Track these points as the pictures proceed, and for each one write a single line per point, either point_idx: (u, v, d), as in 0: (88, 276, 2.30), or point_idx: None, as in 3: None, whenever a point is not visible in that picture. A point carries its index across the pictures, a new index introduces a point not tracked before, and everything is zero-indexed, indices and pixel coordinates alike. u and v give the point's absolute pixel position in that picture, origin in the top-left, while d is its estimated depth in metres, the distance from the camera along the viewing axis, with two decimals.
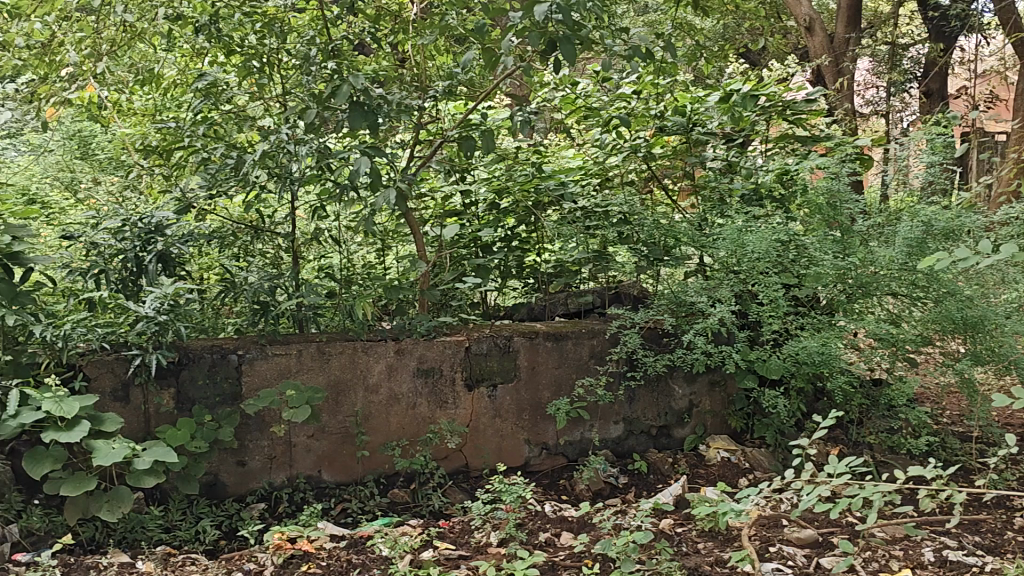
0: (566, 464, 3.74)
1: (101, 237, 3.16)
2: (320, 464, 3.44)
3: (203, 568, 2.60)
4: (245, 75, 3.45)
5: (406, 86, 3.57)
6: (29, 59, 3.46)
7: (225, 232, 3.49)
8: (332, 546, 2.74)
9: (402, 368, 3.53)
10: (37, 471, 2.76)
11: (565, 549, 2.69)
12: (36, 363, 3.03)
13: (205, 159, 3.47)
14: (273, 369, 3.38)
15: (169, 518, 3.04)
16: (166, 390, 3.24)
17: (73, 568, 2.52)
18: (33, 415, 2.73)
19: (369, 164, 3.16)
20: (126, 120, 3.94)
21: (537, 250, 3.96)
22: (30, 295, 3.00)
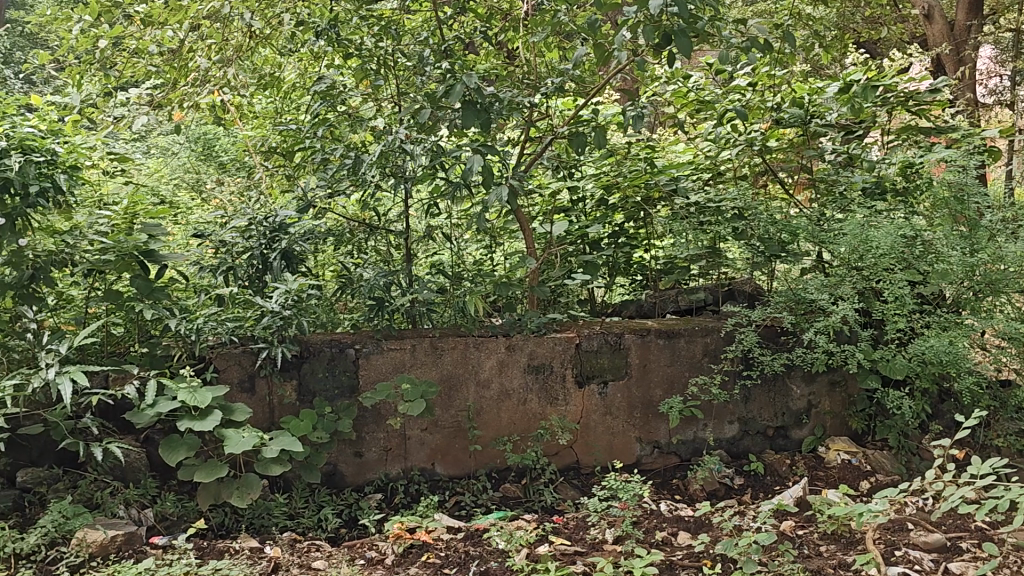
0: (679, 463, 3.70)
1: (230, 236, 3.34)
2: (433, 457, 3.51)
3: (328, 554, 2.68)
4: (362, 78, 3.54)
5: (518, 83, 3.56)
6: (162, 65, 3.69)
7: (342, 230, 3.57)
8: (450, 537, 2.79)
9: (513, 364, 3.55)
10: (173, 458, 2.89)
11: (683, 549, 2.66)
12: (170, 356, 3.21)
13: (324, 160, 3.54)
14: (389, 363, 3.46)
15: (292, 506, 3.14)
16: (288, 383, 3.35)
17: (206, 552, 2.63)
18: (170, 405, 2.88)
19: (482, 162, 3.19)
20: (248, 123, 4.09)
21: (645, 246, 3.94)
22: (166, 290, 3.15)
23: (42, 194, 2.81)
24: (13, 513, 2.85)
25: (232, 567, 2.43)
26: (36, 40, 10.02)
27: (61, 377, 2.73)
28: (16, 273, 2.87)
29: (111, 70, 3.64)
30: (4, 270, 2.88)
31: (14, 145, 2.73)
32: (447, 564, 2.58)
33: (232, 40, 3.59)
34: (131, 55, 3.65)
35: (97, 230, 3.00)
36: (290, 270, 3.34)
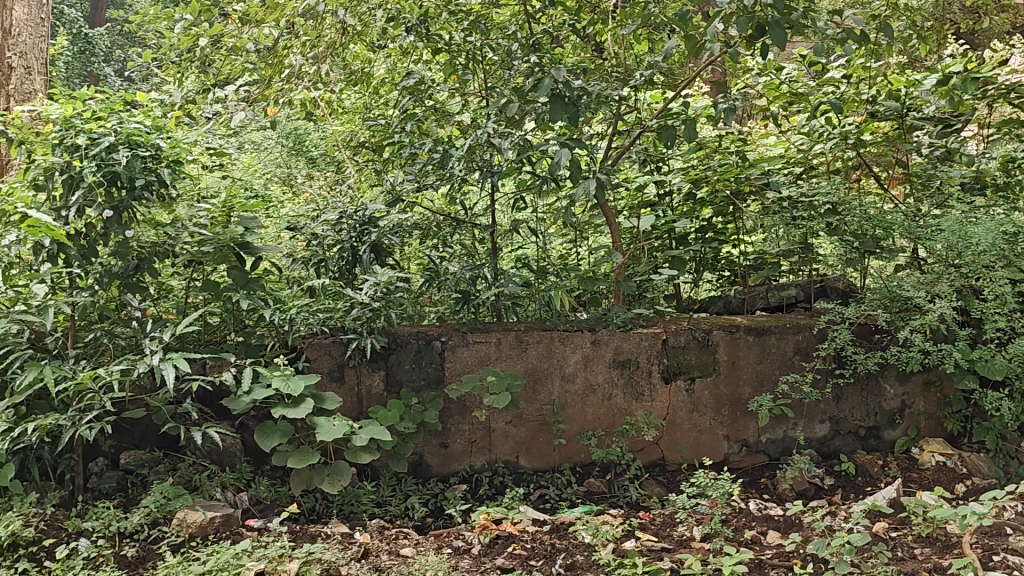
0: (768, 462, 3.65)
1: (322, 229, 3.43)
2: (518, 450, 3.53)
3: (416, 542, 2.74)
4: (449, 73, 3.58)
5: (607, 76, 3.59)
6: (258, 62, 3.76)
7: (429, 224, 3.60)
8: (535, 529, 2.81)
9: (599, 359, 3.55)
10: (268, 443, 2.99)
11: (772, 549, 2.62)
12: (264, 345, 3.31)
13: (413, 154, 3.61)
14: (475, 356, 3.50)
15: (380, 494, 3.21)
16: (376, 373, 3.43)
17: (299, 535, 2.71)
18: (264, 392, 2.97)
19: (570, 156, 3.17)
20: (338, 118, 4.16)
21: (734, 242, 3.91)
22: (260, 281, 3.26)
23: (148, 187, 2.92)
24: (117, 493, 2.98)
25: (325, 551, 2.49)
26: (133, 38, 10.42)
27: (164, 363, 2.84)
28: (121, 263, 3.00)
29: (210, 67, 3.75)
30: (111, 260, 3.01)
31: (121, 140, 2.85)
32: (534, 556, 2.60)
33: (325, 36, 3.65)
34: (229, 53, 3.76)
35: (197, 222, 3.12)
36: (378, 262, 3.39)
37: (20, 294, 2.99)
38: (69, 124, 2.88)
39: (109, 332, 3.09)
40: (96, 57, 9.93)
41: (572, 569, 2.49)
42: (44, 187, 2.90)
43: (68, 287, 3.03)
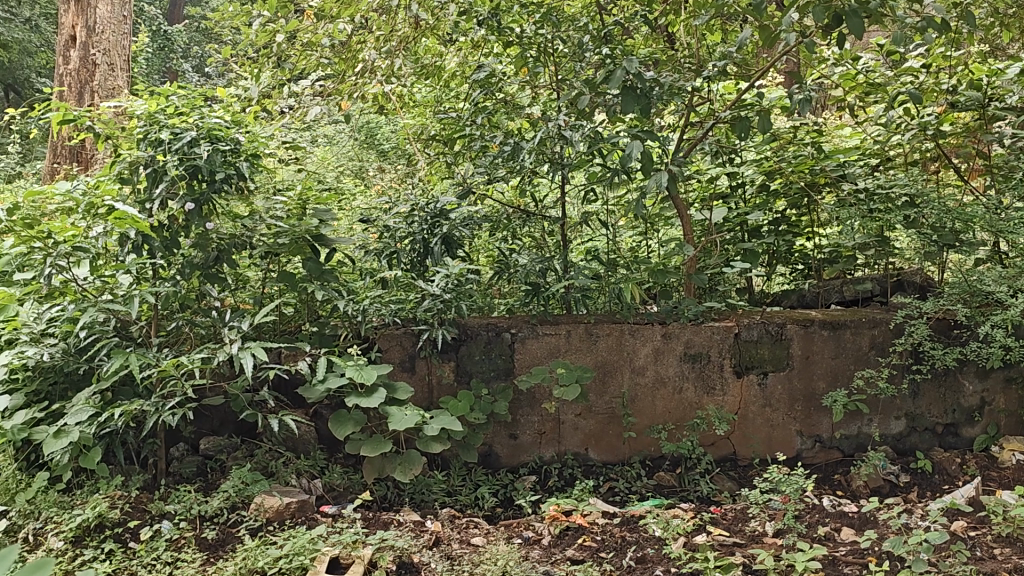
0: (842, 458, 3.59)
1: (393, 222, 3.44)
2: (587, 442, 3.54)
3: (487, 531, 2.77)
4: (521, 65, 3.54)
5: (679, 68, 3.47)
6: (332, 58, 3.82)
7: (499, 217, 3.60)
8: (605, 522, 2.82)
9: (669, 352, 3.52)
10: (341, 432, 3.07)
11: (846, 546, 2.59)
12: (337, 335, 3.39)
13: (483, 147, 3.64)
14: (545, 348, 3.51)
15: (451, 484, 3.25)
16: (446, 364, 3.47)
17: (372, 522, 2.76)
18: (338, 381, 3.02)
19: (642, 149, 3.15)
20: (410, 112, 4.21)
21: (807, 235, 3.83)
22: (333, 273, 3.31)
23: (228, 180, 2.99)
24: (198, 477, 3.08)
25: (398, 538, 2.53)
26: (211, 35, 10.72)
27: (243, 352, 2.93)
28: (202, 255, 3.08)
29: (286, 63, 3.82)
30: (192, 251, 3.09)
31: (203, 135, 2.93)
32: (604, 548, 2.60)
33: (399, 31, 3.73)
34: (305, 48, 3.83)
35: (274, 215, 3.19)
36: (450, 254, 3.41)
37: (106, 284, 3.09)
38: (153, 119, 2.97)
39: (190, 322, 3.18)
40: (175, 52, 10.20)
41: (642, 562, 2.49)
42: (128, 180, 2.99)
43: (152, 277, 3.13)
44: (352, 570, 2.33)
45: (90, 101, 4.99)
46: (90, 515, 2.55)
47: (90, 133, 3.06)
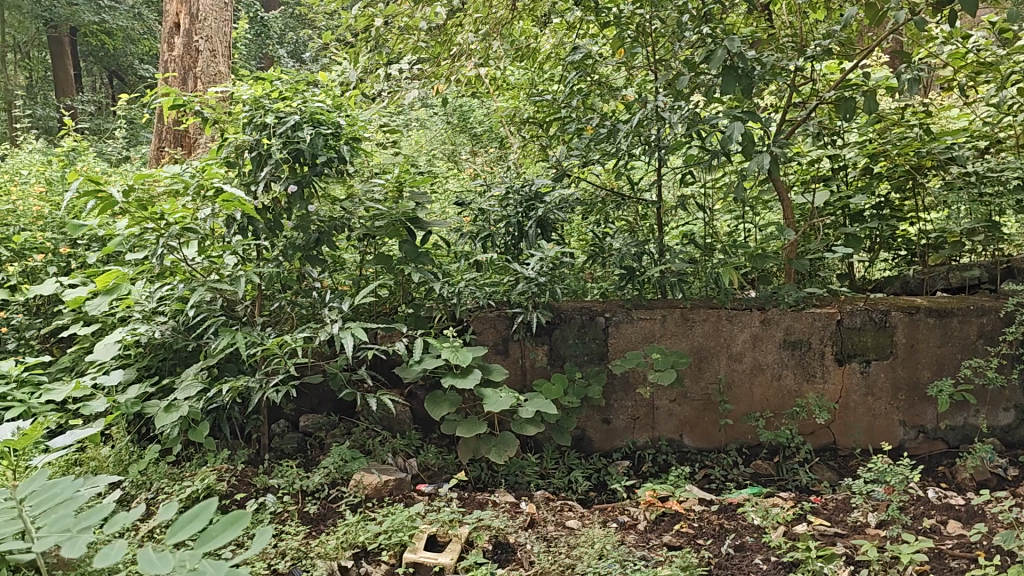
0: (946, 450, 3.49)
1: (489, 205, 3.45)
2: (682, 429, 3.51)
3: (582, 514, 2.77)
4: (619, 45, 3.48)
5: (783, 47, 3.38)
6: (429, 41, 3.83)
7: (593, 200, 3.53)
8: (702, 509, 2.80)
9: (768, 339, 3.46)
10: (438, 412, 3.12)
11: (953, 539, 2.51)
12: (432, 317, 3.42)
13: (578, 129, 3.59)
14: (640, 333, 3.48)
15: (544, 466, 3.26)
16: (540, 347, 3.48)
17: (469, 501, 2.79)
18: (435, 362, 3.05)
19: (744, 130, 3.08)
20: (503, 95, 4.21)
21: (911, 219, 3.71)
22: (429, 255, 3.34)
23: (329, 164, 3.05)
24: (298, 454, 3.17)
25: (494, 518, 2.56)
26: (305, 21, 10.92)
27: (344, 332, 2.99)
28: (303, 236, 3.14)
29: (384, 47, 3.84)
30: (294, 233, 3.17)
31: (305, 118, 2.98)
32: (701, 535, 2.59)
33: (495, 14, 3.75)
34: (402, 32, 3.80)
35: (371, 198, 3.23)
36: (544, 237, 3.38)
37: (213, 264, 3.18)
38: (258, 104, 3.04)
39: (291, 302, 3.25)
40: (271, 39, 10.43)
41: (741, 550, 2.48)
42: (235, 164, 3.10)
43: (256, 258, 3.22)
44: (449, 548, 2.38)
45: (192, 87, 5.13)
46: (200, 487, 2.66)
47: (198, 117, 3.17)
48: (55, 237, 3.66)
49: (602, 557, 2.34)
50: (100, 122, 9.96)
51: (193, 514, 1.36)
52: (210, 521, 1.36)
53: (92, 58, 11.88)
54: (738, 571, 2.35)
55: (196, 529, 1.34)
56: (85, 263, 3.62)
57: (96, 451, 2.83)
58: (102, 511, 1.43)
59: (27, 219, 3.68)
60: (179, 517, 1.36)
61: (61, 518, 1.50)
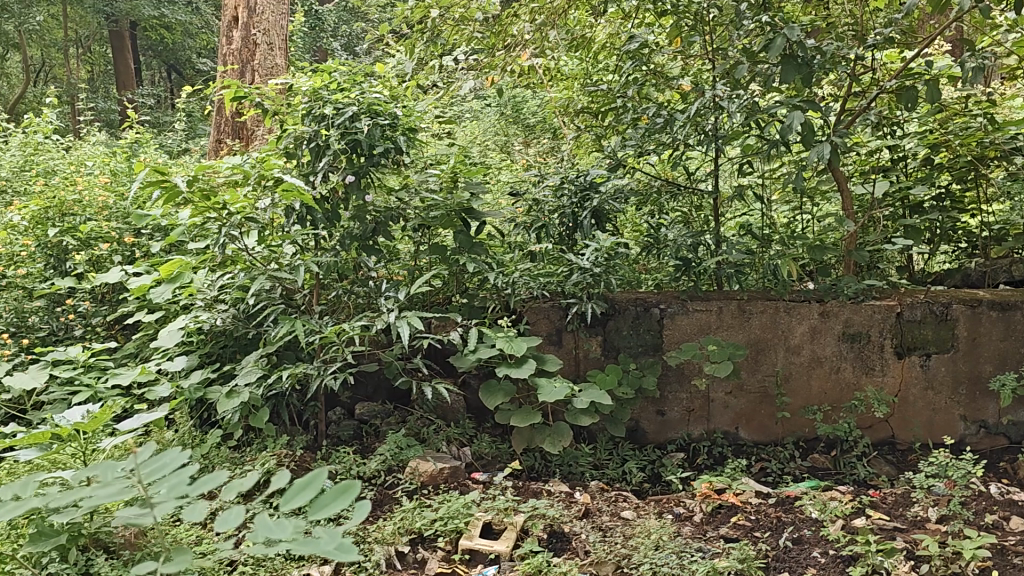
0: (1009, 446, 3.41)
1: (543, 195, 3.46)
2: (738, 421, 3.50)
3: (637, 505, 2.78)
4: (676, 35, 3.45)
5: (844, 35, 3.31)
6: (485, 32, 3.84)
7: (648, 190, 3.52)
8: (759, 501, 2.79)
9: (827, 331, 3.41)
10: (492, 401, 3.14)
11: (1017, 536, 2.46)
12: (486, 307, 3.44)
13: (634, 119, 3.56)
14: (695, 325, 3.46)
15: (598, 457, 3.27)
16: (594, 338, 3.48)
17: (524, 490, 2.81)
18: (490, 352, 3.07)
19: (804, 119, 3.03)
20: (558, 85, 4.20)
21: (972, 211, 3.63)
22: (484, 246, 3.36)
23: (386, 154, 3.08)
24: (354, 441, 3.22)
25: (550, 507, 2.58)
26: (358, 13, 11.00)
27: (400, 321, 3.02)
28: (361, 226, 3.17)
29: (439, 39, 3.86)
30: (351, 223, 3.21)
31: (363, 109, 3.01)
32: (758, 528, 2.58)
33: (551, 3, 3.72)
34: (457, 22, 3.84)
35: (427, 188, 3.25)
36: (599, 227, 3.38)
37: (272, 253, 3.25)
38: (318, 95, 3.08)
39: (348, 291, 3.31)
40: (326, 32, 10.53)
41: (799, 543, 2.46)
42: (294, 155, 3.13)
43: (314, 248, 3.27)
44: (504, 536, 2.40)
45: (250, 81, 5.24)
46: (260, 471, 2.71)
47: (258, 110, 3.24)
48: (120, 226, 3.76)
49: (658, 548, 2.34)
50: (161, 115, 10.14)
51: (305, 482, 1.15)
52: (322, 490, 1.14)
53: (152, 52, 12.13)
54: (796, 564, 2.33)
55: (306, 499, 1.13)
56: (149, 252, 3.71)
57: (160, 435, 2.91)
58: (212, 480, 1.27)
59: (93, 209, 3.78)
60: (292, 485, 1.15)
61: (173, 485, 1.33)
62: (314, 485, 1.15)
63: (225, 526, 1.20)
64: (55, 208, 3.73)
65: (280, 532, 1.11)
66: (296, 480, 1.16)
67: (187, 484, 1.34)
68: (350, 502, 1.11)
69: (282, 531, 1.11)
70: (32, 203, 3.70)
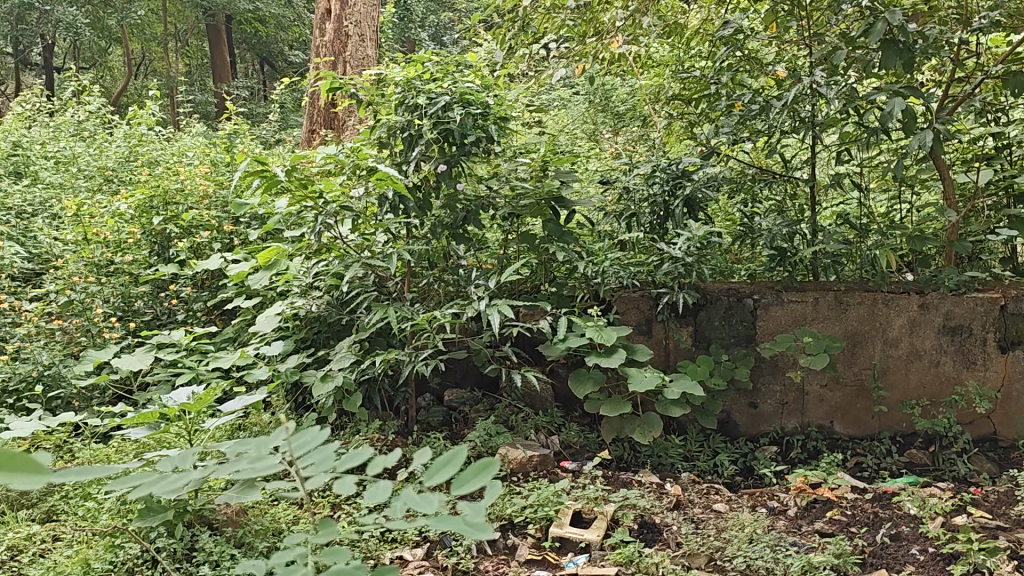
0: None
1: (635, 183, 3.38)
2: (833, 414, 3.42)
3: (729, 498, 2.74)
4: (772, 20, 3.36)
5: (947, 19, 3.19)
6: (576, 19, 3.81)
7: (742, 178, 3.44)
8: (855, 497, 2.72)
9: (926, 324, 3.32)
10: (582, 390, 3.14)
11: None
12: (575, 297, 3.43)
13: (728, 106, 3.49)
14: (789, 316, 3.39)
15: (688, 449, 3.23)
16: (685, 328, 3.44)
17: (613, 480, 2.80)
18: (580, 341, 3.07)
19: (905, 105, 2.93)
20: (648, 73, 4.15)
21: None
22: (574, 235, 3.34)
23: (478, 143, 3.09)
24: (445, 427, 3.26)
25: (640, 498, 2.56)
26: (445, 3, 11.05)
27: (490, 309, 3.03)
28: (451, 215, 3.20)
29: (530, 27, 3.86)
30: (442, 211, 3.24)
31: (456, 99, 3.03)
32: (855, 523, 2.52)
33: None
34: (548, 11, 3.85)
35: (517, 176, 3.26)
36: (692, 216, 3.31)
37: (366, 241, 3.30)
38: (411, 85, 3.11)
39: (439, 278, 3.34)
40: (413, 23, 10.60)
41: (897, 540, 2.39)
42: (387, 144, 3.17)
43: (406, 236, 3.31)
44: (595, 525, 2.40)
45: (342, 72, 5.32)
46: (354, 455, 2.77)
47: (353, 100, 3.26)
48: (219, 215, 3.87)
49: (751, 541, 2.31)
50: (255, 106, 10.41)
51: (443, 458, 1.01)
52: (462, 467, 1.00)
53: (246, 46, 12.43)
54: (894, 560, 2.26)
55: (448, 475, 0.99)
56: (247, 239, 3.82)
57: (259, 417, 3.01)
58: (360, 455, 1.08)
59: (194, 198, 3.91)
60: (430, 460, 1.02)
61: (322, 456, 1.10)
62: (455, 461, 1.02)
63: (373, 499, 1.02)
64: (159, 197, 3.87)
65: (425, 507, 0.96)
66: (432, 459, 1.03)
67: (334, 459, 1.11)
68: (492, 479, 0.99)
69: (425, 506, 0.97)
70: (138, 192, 3.84)
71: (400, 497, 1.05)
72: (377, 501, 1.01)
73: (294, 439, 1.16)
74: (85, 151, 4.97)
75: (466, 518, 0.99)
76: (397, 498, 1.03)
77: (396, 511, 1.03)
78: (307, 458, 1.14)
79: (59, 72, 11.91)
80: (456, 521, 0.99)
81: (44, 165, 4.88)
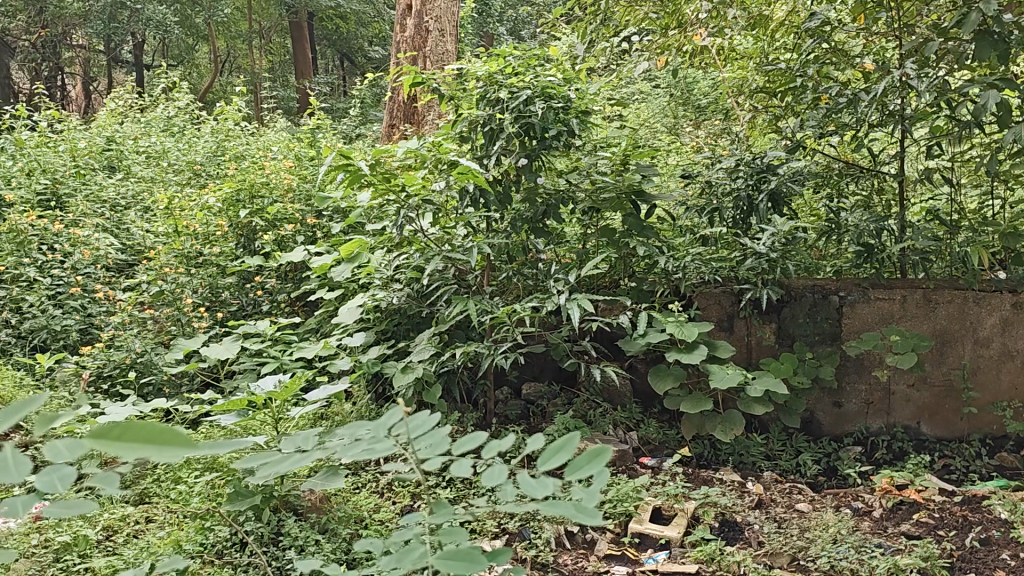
0: None
1: (718, 177, 3.33)
2: (919, 415, 3.33)
3: (811, 498, 2.69)
4: (860, 10, 3.27)
5: None
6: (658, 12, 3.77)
7: (828, 172, 3.36)
8: (944, 499, 2.64)
9: (1020, 324, 3.24)
10: (662, 386, 3.11)
11: None
12: (655, 291, 3.39)
13: (814, 99, 3.40)
14: (876, 314, 3.32)
15: (770, 447, 3.18)
16: (768, 325, 3.38)
17: (692, 477, 2.78)
18: (661, 336, 3.03)
19: (1000, 98, 2.83)
20: (731, 65, 4.07)
21: None
22: (655, 229, 3.30)
23: (558, 137, 3.09)
24: (522, 420, 3.27)
25: (721, 495, 2.53)
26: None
27: (570, 303, 3.03)
28: (531, 209, 3.21)
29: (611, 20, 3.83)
30: (521, 205, 3.25)
31: (537, 93, 3.04)
32: (943, 526, 2.44)
33: None
34: (630, 4, 3.82)
35: (598, 170, 3.25)
36: (777, 211, 3.24)
37: (446, 235, 3.33)
38: (492, 80, 3.12)
39: (518, 272, 3.34)
40: (493, 16, 10.50)
41: (987, 544, 2.32)
42: (468, 138, 3.18)
43: (486, 230, 3.32)
44: (676, 522, 2.39)
45: (422, 67, 5.35)
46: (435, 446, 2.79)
47: (435, 95, 3.29)
48: (303, 208, 3.95)
49: (835, 541, 2.26)
50: (336, 102, 10.51)
51: (558, 445, 1.03)
52: (577, 453, 1.02)
53: (328, 42, 12.58)
54: (985, 565, 2.19)
55: (564, 461, 1.01)
56: (329, 232, 3.88)
57: (341, 406, 3.06)
58: (473, 438, 1.10)
59: (278, 192, 4.00)
60: (545, 445, 1.03)
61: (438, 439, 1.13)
62: (570, 450, 1.03)
63: (488, 481, 1.04)
64: (245, 189, 3.98)
65: (541, 491, 0.98)
66: (547, 445, 1.04)
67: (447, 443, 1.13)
68: (606, 469, 1.00)
69: (540, 489, 0.98)
70: (226, 186, 3.95)
71: (512, 482, 1.06)
72: (493, 483, 1.03)
73: (408, 422, 1.18)
74: (175, 146, 5.14)
75: (578, 503, 1.00)
76: (511, 481, 1.04)
77: (508, 494, 1.05)
78: (419, 441, 1.15)
79: (150, 69, 12.31)
80: (566, 506, 1.01)
81: (136, 159, 5.06)
